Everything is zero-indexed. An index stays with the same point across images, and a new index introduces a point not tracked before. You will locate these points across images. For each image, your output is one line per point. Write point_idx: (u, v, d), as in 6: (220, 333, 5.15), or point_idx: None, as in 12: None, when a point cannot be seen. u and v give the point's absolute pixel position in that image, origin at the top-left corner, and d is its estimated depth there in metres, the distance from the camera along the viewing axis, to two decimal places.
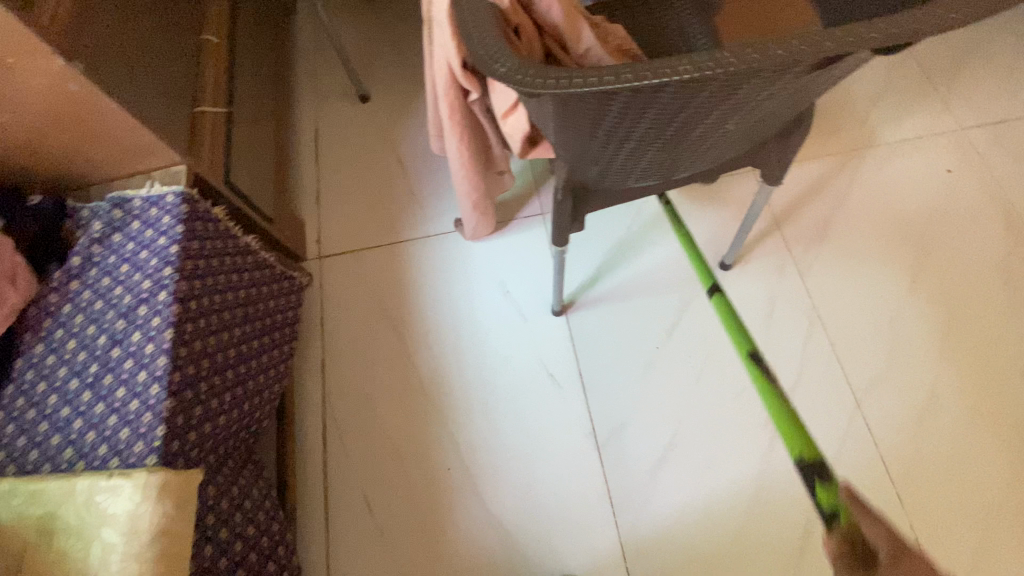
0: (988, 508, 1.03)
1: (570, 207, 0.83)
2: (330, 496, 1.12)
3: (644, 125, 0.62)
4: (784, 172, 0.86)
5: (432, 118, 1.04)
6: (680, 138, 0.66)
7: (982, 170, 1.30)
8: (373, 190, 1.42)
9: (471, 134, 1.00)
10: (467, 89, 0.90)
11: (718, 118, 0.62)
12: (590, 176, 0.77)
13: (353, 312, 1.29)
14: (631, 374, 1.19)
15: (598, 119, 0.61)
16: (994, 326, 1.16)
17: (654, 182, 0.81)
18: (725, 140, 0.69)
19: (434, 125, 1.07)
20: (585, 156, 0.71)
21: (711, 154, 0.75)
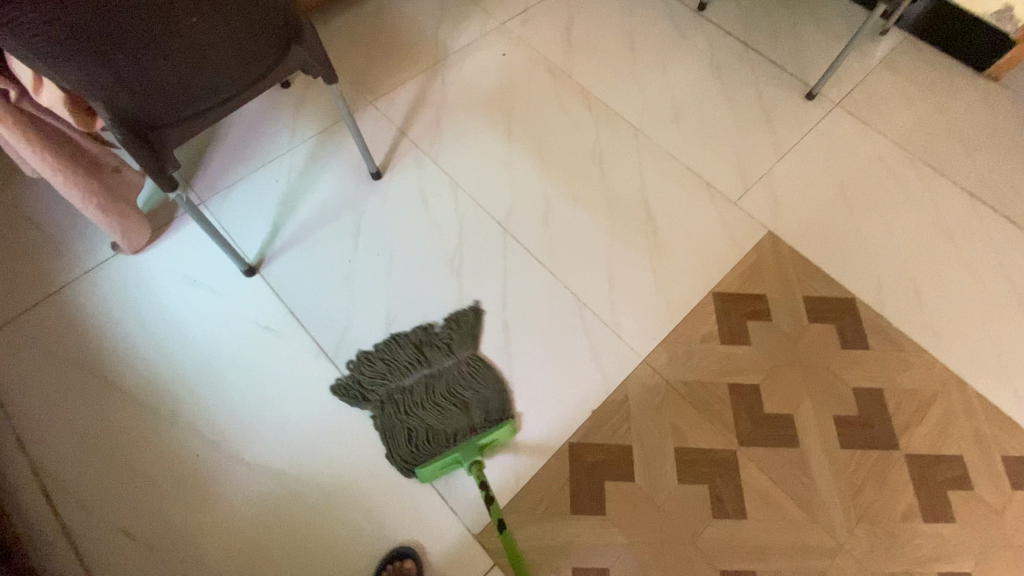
0: (608, 250, 1.40)
1: (139, 147, 0.94)
2: (79, 546, 1.06)
3: (122, 34, 0.78)
4: (330, 71, 1.12)
5: (0, 143, 1.04)
6: (167, 39, 0.83)
7: (524, 47, 1.75)
8: (3, 255, 1.31)
9: (47, 138, 1.03)
10: (1, 91, 0.94)
11: (188, 13, 0.82)
12: (134, 106, 0.89)
13: (30, 374, 1.19)
14: (335, 288, 1.32)
15: (71, 34, 0.74)
16: (569, 139, 1.58)
17: (206, 95, 0.97)
18: (218, 38, 0.89)
19: (8, 149, 1.06)
20: (103, 84, 0.83)
21: (228, 53, 0.93)
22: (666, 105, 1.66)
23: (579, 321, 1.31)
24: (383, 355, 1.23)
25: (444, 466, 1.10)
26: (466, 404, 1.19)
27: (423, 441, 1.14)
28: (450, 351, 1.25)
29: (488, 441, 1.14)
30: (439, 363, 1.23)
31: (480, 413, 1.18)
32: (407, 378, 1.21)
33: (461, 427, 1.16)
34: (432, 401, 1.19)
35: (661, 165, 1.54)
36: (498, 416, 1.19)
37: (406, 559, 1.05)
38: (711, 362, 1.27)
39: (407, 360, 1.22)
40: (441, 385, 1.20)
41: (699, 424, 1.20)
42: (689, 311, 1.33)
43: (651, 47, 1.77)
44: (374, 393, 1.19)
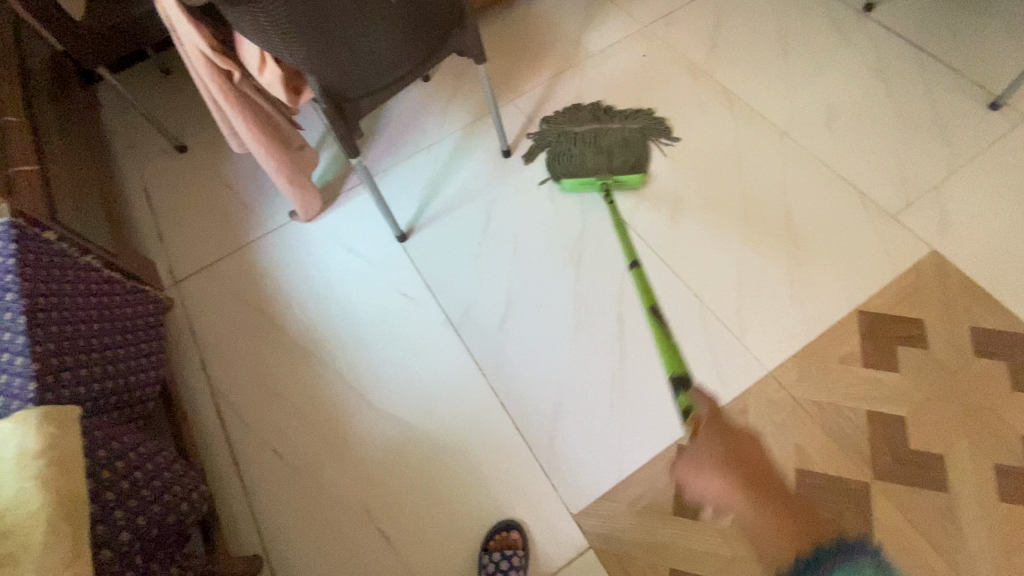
0: (738, 254, 1.34)
1: (337, 117, 1.11)
2: (239, 459, 1.24)
3: (335, 16, 0.94)
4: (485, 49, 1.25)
5: (219, 117, 1.27)
6: (366, 19, 0.98)
7: (666, 48, 1.74)
8: (209, 214, 1.59)
9: (255, 116, 1.24)
10: (230, 73, 1.16)
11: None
12: (337, 84, 1.07)
13: (219, 313, 1.43)
14: (466, 265, 1.42)
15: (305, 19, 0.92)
16: (706, 139, 1.54)
17: (390, 74, 1.13)
18: (402, 18, 1.03)
19: (224, 122, 1.29)
20: (317, 62, 1.00)
21: (409, 34, 1.07)
22: (816, 110, 1.55)
23: (700, 321, 1.27)
24: (569, 120, 1.56)
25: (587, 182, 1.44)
26: (612, 154, 1.47)
27: (573, 153, 1.49)
28: (622, 119, 1.55)
29: (620, 178, 1.44)
30: (609, 123, 1.54)
31: (618, 159, 1.46)
32: (576, 132, 1.53)
33: (600, 163, 1.46)
34: (596, 139, 1.50)
35: (805, 172, 1.45)
36: (625, 162, 1.46)
37: (506, 521, 1.11)
38: (847, 384, 1.17)
39: (593, 118, 1.56)
40: (603, 138, 1.50)
41: (827, 449, 1.11)
42: (824, 326, 1.23)
43: (804, 48, 1.68)
44: (559, 128, 1.55)
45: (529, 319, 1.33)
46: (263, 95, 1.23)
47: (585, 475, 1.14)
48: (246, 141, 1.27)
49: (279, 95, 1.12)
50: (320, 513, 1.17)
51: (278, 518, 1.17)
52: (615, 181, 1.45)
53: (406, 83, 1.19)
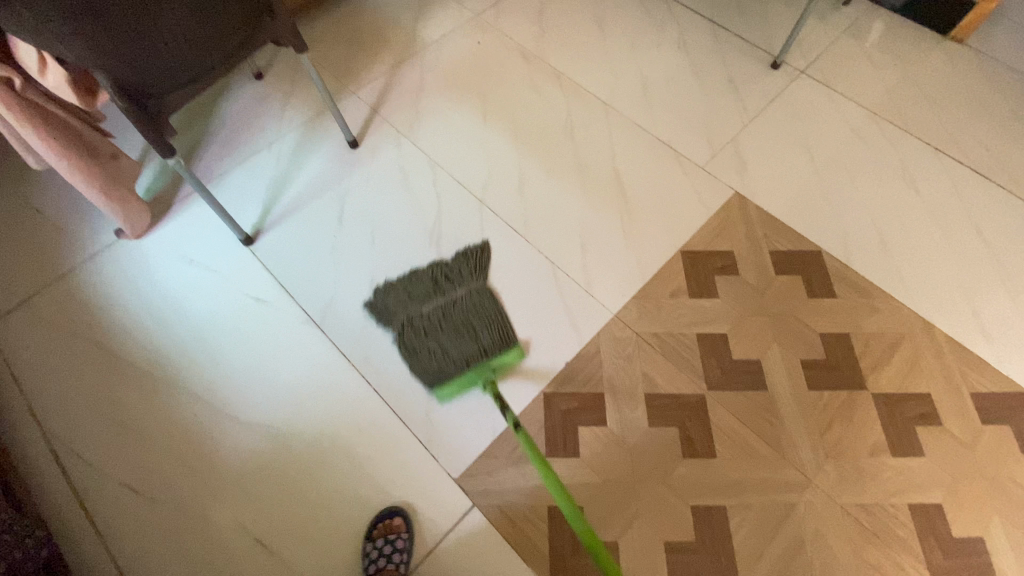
0: (579, 216, 1.47)
1: (142, 115, 1.06)
2: (86, 502, 1.12)
3: (120, 16, 0.90)
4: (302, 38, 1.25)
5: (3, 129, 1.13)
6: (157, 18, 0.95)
7: (498, 34, 1.84)
8: (16, 244, 1.41)
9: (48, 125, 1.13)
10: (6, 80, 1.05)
11: None
12: (136, 85, 1.02)
13: (41, 350, 1.28)
14: (322, 261, 1.40)
15: (83, 22, 0.87)
16: (542, 116, 1.65)
17: (196, 71, 1.10)
18: (199, 13, 1.01)
19: (11, 136, 1.16)
20: (108, 65, 0.95)
21: (210, 29, 1.05)
22: (633, 83, 1.73)
23: (551, 280, 1.37)
24: (407, 285, 1.34)
25: (462, 381, 1.20)
26: (472, 332, 1.26)
27: (429, 338, 1.26)
28: (461, 282, 1.35)
29: (500, 363, 1.23)
30: (450, 292, 1.33)
31: (480, 341, 1.25)
32: (422, 302, 1.32)
33: (467, 351, 1.24)
34: (443, 321, 1.28)
35: (629, 137, 1.61)
36: (494, 338, 1.26)
37: (389, 509, 1.11)
38: (679, 314, 1.33)
39: (428, 291, 1.33)
40: (454, 312, 1.29)
41: (669, 373, 1.25)
42: (656, 268, 1.39)
43: (619, 29, 1.85)
44: (398, 314, 1.30)
45: (392, 303, 1.35)
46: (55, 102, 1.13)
47: (462, 440, 1.19)
48: (42, 154, 1.15)
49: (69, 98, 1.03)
50: (190, 538, 1.09)
51: (140, 554, 1.08)
52: (496, 369, 1.23)
53: (217, 77, 1.16)
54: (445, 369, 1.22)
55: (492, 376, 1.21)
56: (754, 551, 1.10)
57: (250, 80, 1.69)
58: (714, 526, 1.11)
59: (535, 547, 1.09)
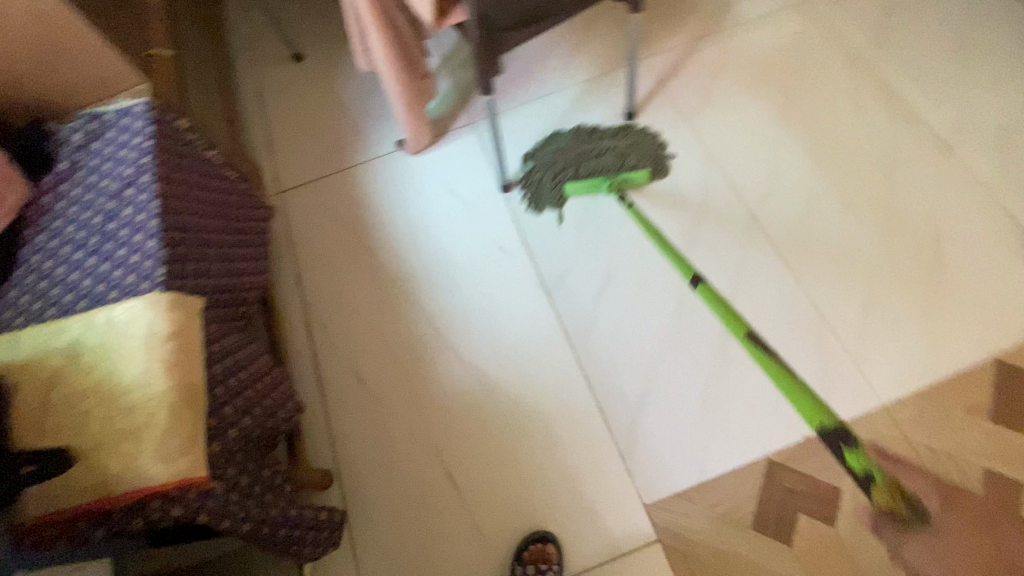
0: (870, 271, 1.22)
1: (484, 46, 1.05)
2: (321, 377, 1.26)
3: None
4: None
5: (354, 30, 1.23)
6: None
7: (825, 27, 1.56)
8: (318, 129, 1.57)
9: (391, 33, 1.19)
10: None
11: None
12: (493, 9, 1.01)
13: (315, 230, 1.43)
14: (568, 230, 1.36)
15: None
16: (854, 138, 1.39)
17: (544, 12, 1.07)
18: None
19: (357, 37, 1.24)
20: None
21: None
22: (992, 128, 1.36)
23: (814, 335, 1.17)
24: (551, 144, 1.45)
25: (592, 184, 1.34)
26: (619, 159, 1.40)
27: (570, 169, 1.39)
28: (613, 137, 1.45)
29: (627, 177, 1.35)
30: (602, 141, 1.44)
31: (620, 164, 1.39)
32: (569, 152, 1.43)
33: (607, 165, 1.39)
34: (586, 157, 1.41)
35: (963, 195, 1.29)
36: (635, 164, 1.40)
37: (540, 534, 1.07)
38: (968, 436, 1.07)
39: (582, 139, 1.45)
40: (595, 153, 1.42)
41: (932, 499, 1.03)
42: (952, 369, 1.12)
43: (994, 54, 1.46)
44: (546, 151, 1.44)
45: (628, 298, 1.27)
46: (402, 13, 1.19)
47: (663, 470, 1.10)
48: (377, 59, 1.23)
49: (425, 15, 1.06)
50: (393, 447, 1.18)
51: (351, 442, 1.19)
52: (623, 181, 1.36)
53: (554, 24, 1.13)
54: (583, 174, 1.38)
55: (619, 184, 1.34)
56: None
57: None
58: None
59: None
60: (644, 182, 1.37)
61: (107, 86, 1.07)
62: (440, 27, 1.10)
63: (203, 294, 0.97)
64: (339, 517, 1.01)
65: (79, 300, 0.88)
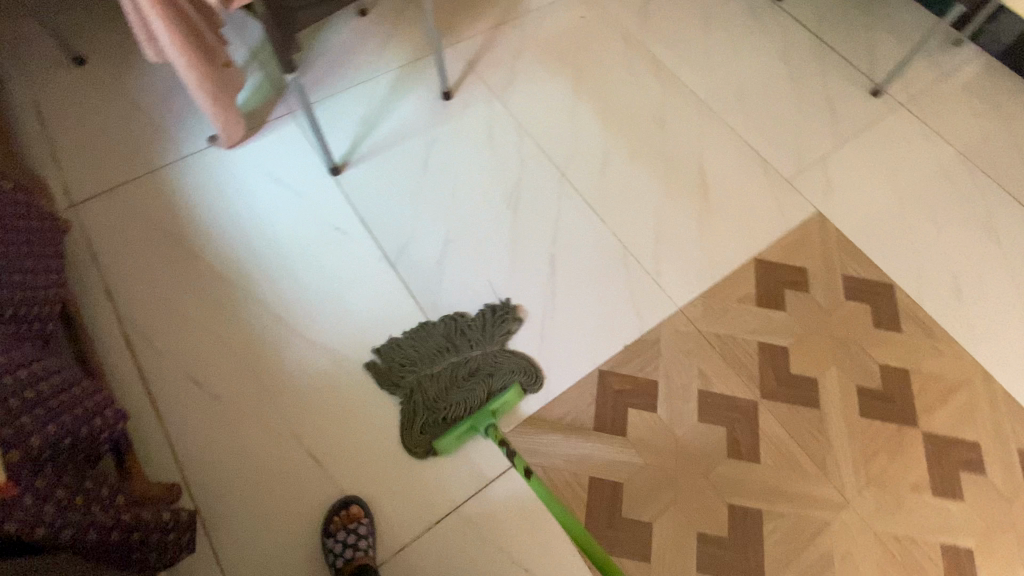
0: (658, 206, 1.47)
1: (277, 25, 1.09)
2: (152, 388, 1.17)
3: None
4: None
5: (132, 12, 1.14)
6: None
7: (601, 12, 1.83)
8: (114, 134, 1.45)
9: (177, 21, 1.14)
10: None
11: None
12: None
13: (124, 236, 1.32)
14: (403, 205, 1.43)
15: None
16: (634, 101, 1.65)
17: None
18: None
19: (139, 23, 1.17)
20: None
21: None
22: (731, 84, 1.71)
23: (622, 264, 1.38)
24: (418, 349, 1.23)
25: (462, 433, 1.13)
26: (486, 384, 1.20)
27: (445, 414, 1.17)
28: (479, 342, 1.25)
29: (498, 404, 1.17)
30: (467, 352, 1.24)
31: (489, 389, 1.20)
32: (435, 364, 1.22)
33: (475, 397, 1.18)
34: (455, 382, 1.20)
35: (717, 138, 1.60)
36: (506, 381, 1.21)
37: (343, 501, 1.09)
38: (744, 320, 1.33)
39: (444, 359, 1.22)
40: (469, 370, 1.22)
41: (725, 373, 1.27)
42: (726, 271, 1.39)
43: (726, 30, 1.83)
44: (405, 377, 1.19)
45: (519, 433, 1.19)
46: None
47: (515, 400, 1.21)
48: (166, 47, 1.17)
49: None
50: (248, 441, 1.14)
51: (198, 447, 1.13)
52: (496, 410, 1.17)
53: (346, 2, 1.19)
54: (450, 418, 1.17)
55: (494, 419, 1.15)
56: (782, 559, 1.12)
57: (353, 16, 1.71)
58: (748, 527, 1.14)
59: (572, 515, 1.12)
60: (519, 401, 1.20)
61: None
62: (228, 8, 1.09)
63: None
64: (186, 516, 0.97)
65: None
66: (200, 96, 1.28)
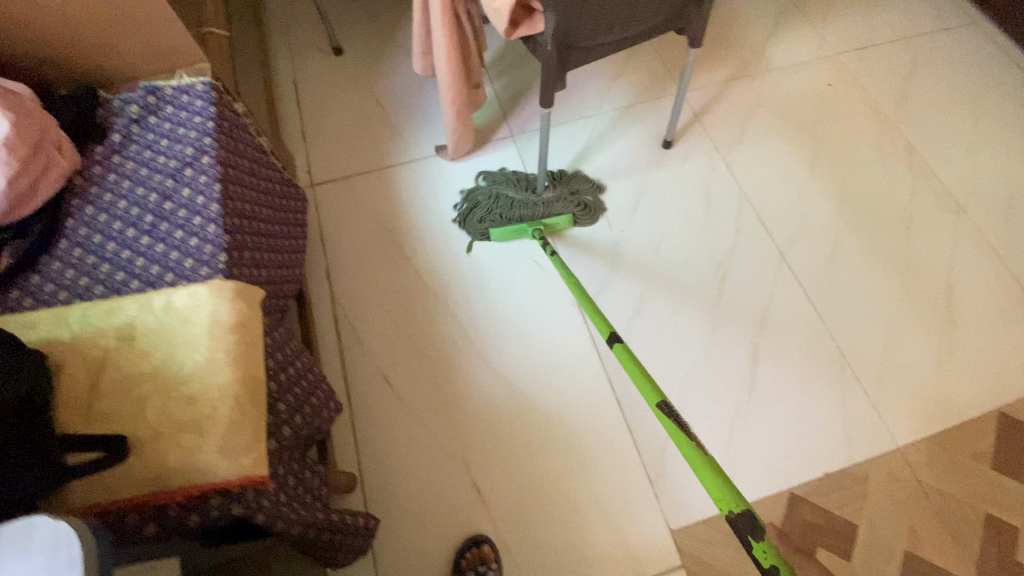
0: (887, 319, 1.29)
1: (555, 63, 1.09)
2: (348, 377, 1.24)
3: None
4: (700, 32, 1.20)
5: (417, 25, 1.22)
6: None
7: (852, 82, 1.65)
8: (355, 125, 1.56)
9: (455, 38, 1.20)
10: None
11: None
12: (569, 29, 1.04)
13: (348, 225, 1.41)
14: (604, 251, 1.39)
15: None
16: (876, 190, 1.46)
17: (614, 37, 1.11)
18: None
19: (420, 40, 1.25)
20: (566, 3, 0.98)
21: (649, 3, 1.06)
22: (1000, 192, 1.47)
23: (835, 377, 1.23)
24: (503, 177, 1.42)
25: (515, 229, 1.35)
26: (546, 203, 1.39)
27: (507, 215, 1.37)
28: (554, 186, 1.42)
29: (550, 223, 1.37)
30: (541, 192, 1.41)
31: (548, 207, 1.39)
32: (512, 189, 1.40)
33: (534, 210, 1.38)
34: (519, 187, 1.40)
35: (973, 255, 1.37)
36: (563, 207, 1.39)
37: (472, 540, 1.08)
38: (976, 483, 1.13)
39: (521, 186, 1.41)
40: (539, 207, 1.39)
41: (942, 541, 1.08)
42: (961, 418, 1.19)
43: (1003, 127, 1.57)
44: (486, 201, 1.38)
45: (570, 255, 1.38)
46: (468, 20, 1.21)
47: (690, 496, 1.12)
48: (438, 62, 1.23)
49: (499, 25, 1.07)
50: (420, 455, 1.17)
51: (377, 447, 1.17)
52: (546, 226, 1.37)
53: (619, 48, 1.17)
54: (510, 216, 1.37)
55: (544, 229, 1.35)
56: None
57: None
58: None
59: None
60: (568, 226, 1.40)
61: (169, 62, 1.04)
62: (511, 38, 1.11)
63: (255, 284, 0.94)
64: (373, 524, 0.99)
65: (132, 281, 0.85)
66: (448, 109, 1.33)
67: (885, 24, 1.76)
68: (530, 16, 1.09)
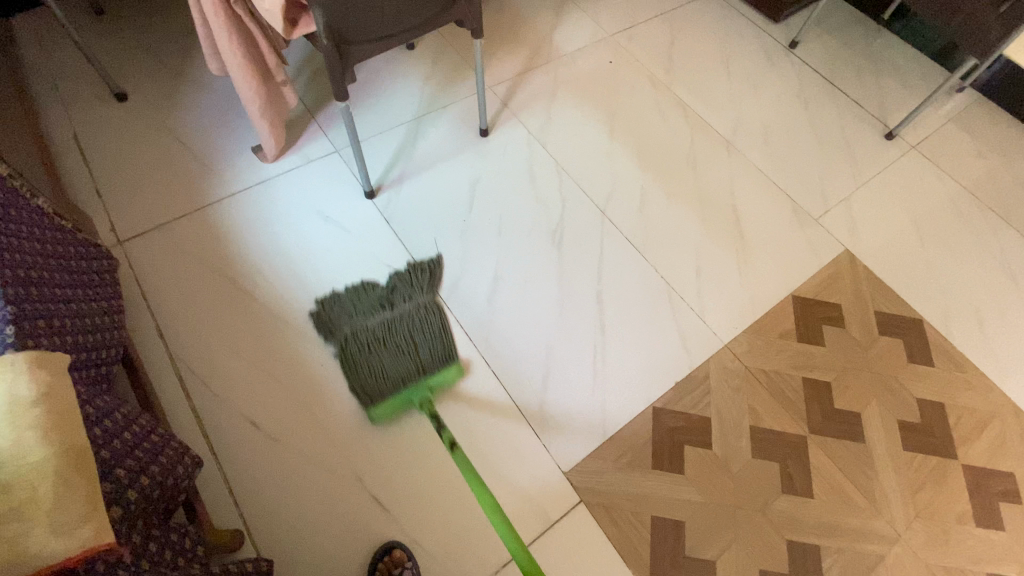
0: (696, 244, 1.52)
1: (337, 57, 1.12)
2: (210, 431, 1.16)
3: None
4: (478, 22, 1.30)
5: (201, 31, 1.22)
6: None
7: (628, 56, 1.91)
8: (159, 171, 1.45)
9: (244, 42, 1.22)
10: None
11: None
12: (341, 22, 1.08)
13: (175, 275, 1.31)
14: (449, 242, 1.46)
15: None
16: (665, 142, 1.71)
17: (393, 28, 1.16)
18: None
19: (208, 41, 1.25)
20: None
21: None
22: (755, 125, 1.80)
23: (667, 301, 1.42)
24: (359, 297, 1.31)
25: (396, 405, 1.17)
26: (415, 347, 1.22)
27: (372, 372, 1.18)
28: (410, 295, 1.33)
29: (436, 382, 1.21)
30: (399, 305, 1.30)
31: (422, 360, 1.21)
32: (369, 316, 1.27)
33: (405, 365, 1.19)
34: (387, 335, 1.23)
35: (746, 178, 1.67)
36: (442, 359, 1.22)
37: (382, 551, 1.07)
38: (787, 356, 1.38)
39: (373, 307, 1.28)
40: (401, 324, 1.26)
41: (773, 409, 1.30)
42: (766, 309, 1.44)
43: (746, 74, 1.92)
44: (341, 329, 1.25)
45: (455, 412, 1.24)
46: (256, 25, 1.22)
47: (574, 438, 1.23)
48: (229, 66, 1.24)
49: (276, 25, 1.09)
50: (308, 485, 1.13)
51: (259, 492, 1.11)
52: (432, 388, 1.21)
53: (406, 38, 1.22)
54: (380, 387, 1.16)
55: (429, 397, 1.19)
56: None
57: (400, 51, 1.78)
58: (808, 563, 1.16)
59: (637, 554, 1.13)
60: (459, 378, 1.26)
61: None
62: (292, 36, 1.14)
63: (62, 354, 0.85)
64: (267, 565, 0.93)
65: None
66: (257, 116, 1.35)
67: (644, 5, 2.05)
68: (304, 13, 1.12)
